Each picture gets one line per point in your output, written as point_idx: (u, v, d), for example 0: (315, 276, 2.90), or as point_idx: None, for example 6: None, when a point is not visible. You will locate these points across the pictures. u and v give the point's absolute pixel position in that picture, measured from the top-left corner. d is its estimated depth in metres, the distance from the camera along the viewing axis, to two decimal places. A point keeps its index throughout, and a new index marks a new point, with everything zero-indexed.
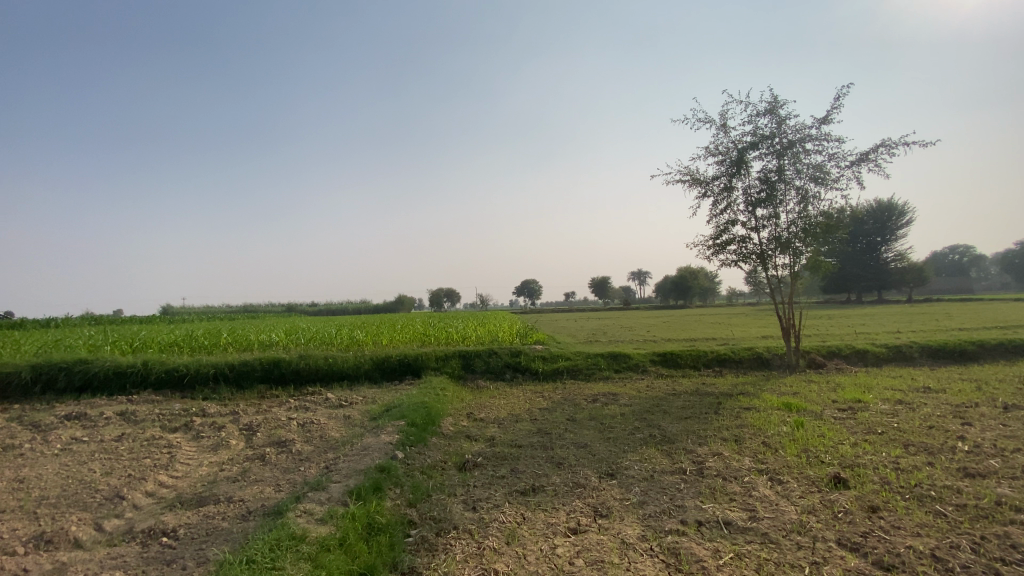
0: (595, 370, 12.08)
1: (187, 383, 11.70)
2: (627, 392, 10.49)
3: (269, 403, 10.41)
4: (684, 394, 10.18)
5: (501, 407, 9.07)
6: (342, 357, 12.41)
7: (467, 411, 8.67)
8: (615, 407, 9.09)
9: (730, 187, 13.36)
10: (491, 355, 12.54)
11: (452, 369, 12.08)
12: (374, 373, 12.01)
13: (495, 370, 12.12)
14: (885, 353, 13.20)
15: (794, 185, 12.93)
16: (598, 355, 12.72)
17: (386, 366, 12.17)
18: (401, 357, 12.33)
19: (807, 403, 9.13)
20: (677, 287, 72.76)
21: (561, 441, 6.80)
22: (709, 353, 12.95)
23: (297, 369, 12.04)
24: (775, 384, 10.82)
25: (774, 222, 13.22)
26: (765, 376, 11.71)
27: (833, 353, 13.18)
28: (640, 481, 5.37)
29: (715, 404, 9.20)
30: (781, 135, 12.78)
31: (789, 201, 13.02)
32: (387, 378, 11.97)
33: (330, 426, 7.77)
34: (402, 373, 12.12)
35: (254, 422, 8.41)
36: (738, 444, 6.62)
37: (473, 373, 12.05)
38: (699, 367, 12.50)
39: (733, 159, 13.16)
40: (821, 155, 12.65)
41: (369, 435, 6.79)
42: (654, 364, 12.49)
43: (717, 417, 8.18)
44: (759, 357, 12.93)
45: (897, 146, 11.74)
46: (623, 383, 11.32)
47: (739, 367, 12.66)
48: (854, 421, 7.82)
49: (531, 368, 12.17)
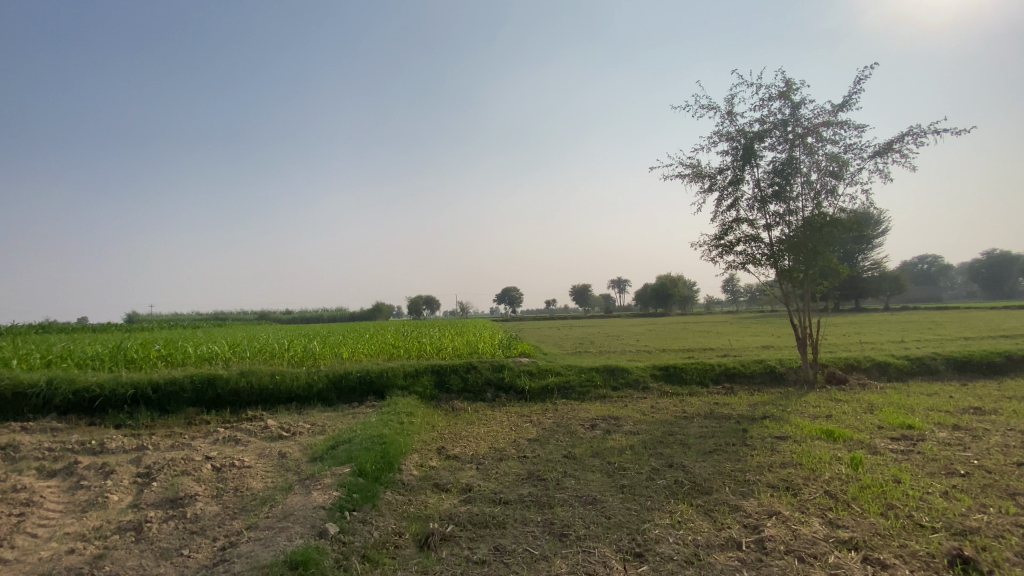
0: (590, 388, 10.40)
1: (100, 407, 9.60)
2: (629, 415, 8.81)
3: (193, 433, 8.42)
4: (699, 418, 8.59)
5: (482, 439, 7.31)
6: (292, 374, 10.46)
7: (438, 446, 6.89)
8: (621, 437, 7.40)
9: (737, 181, 11.92)
10: (469, 370, 10.75)
11: (424, 387, 10.26)
12: (329, 394, 10.12)
13: (474, 389, 10.34)
14: (907, 366, 11.87)
15: (808, 179, 11.41)
16: (593, 369, 11.07)
17: (346, 385, 10.28)
18: (362, 374, 10.42)
19: (848, 429, 7.63)
20: (659, 295, 72.10)
21: (562, 494, 5.08)
22: (717, 366, 11.42)
23: (237, 389, 10.06)
24: (799, 404, 9.31)
25: (786, 220, 11.77)
26: (783, 394, 10.23)
27: (851, 366, 11.80)
28: (685, 568, 3.70)
29: (740, 432, 7.61)
30: (795, 122, 11.23)
31: (802, 197, 11.50)
32: (345, 400, 10.08)
33: (255, 472, 5.90)
34: (363, 393, 10.23)
35: (159, 463, 6.46)
36: (795, 498, 5.00)
37: (448, 393, 10.24)
38: (707, 383, 10.94)
39: (742, 149, 11.75)
40: (840, 145, 11.21)
41: (298, 492, 4.95)
42: (656, 380, 10.90)
43: (749, 451, 6.59)
44: (772, 371, 11.46)
45: (925, 136, 10.49)
46: (624, 403, 9.66)
47: (751, 382, 11.15)
48: (920, 457, 6.29)
49: (516, 386, 10.43)
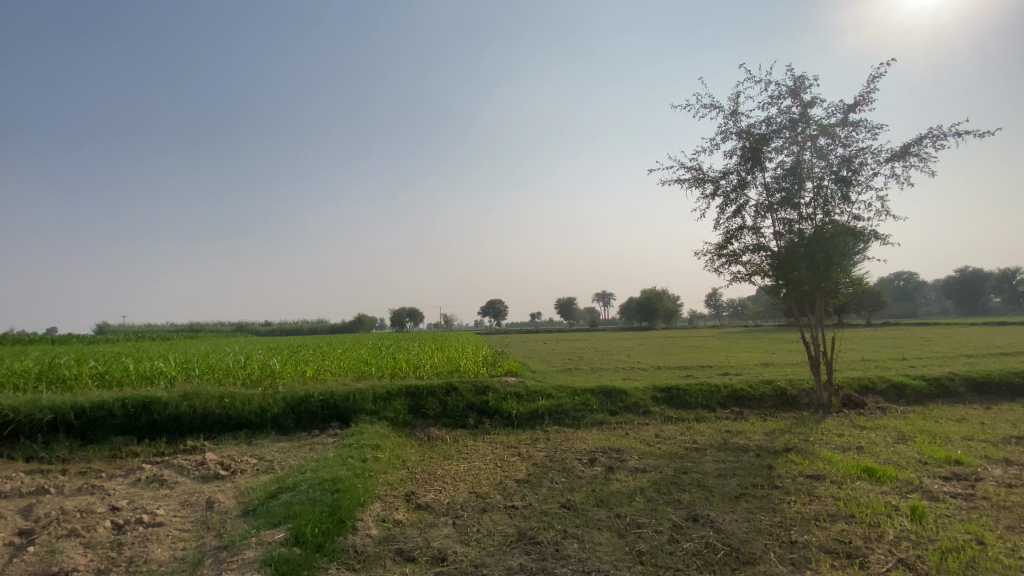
0: (585, 414, 9.20)
1: (8, 436, 8.06)
2: (632, 447, 7.64)
3: (112, 471, 6.99)
4: (713, 451, 7.44)
5: (461, 482, 6.06)
6: (243, 397, 9.08)
7: (407, 494, 5.61)
8: (626, 479, 6.21)
9: (742, 185, 11.04)
10: (449, 393, 9.48)
11: (395, 412, 8.94)
12: (286, 421, 8.77)
13: (453, 415, 9.09)
14: (926, 388, 10.96)
15: (820, 184, 10.54)
16: (587, 391, 9.90)
17: (305, 410, 8.93)
18: (325, 397, 9.07)
19: (888, 464, 6.58)
20: (644, 310, 71.69)
21: (564, 568, 3.87)
22: (722, 388, 10.34)
23: (177, 414, 8.63)
24: (821, 433, 8.25)
25: (795, 228, 10.87)
26: (798, 420, 9.18)
27: (866, 387, 10.82)
28: None
29: (764, 469, 6.49)
30: (805, 123, 10.40)
31: (813, 204, 10.61)
32: (304, 428, 8.73)
33: (166, 534, 4.56)
34: (324, 420, 8.89)
35: (46, 517, 5.07)
36: (864, 571, 3.87)
37: (424, 420, 8.95)
38: (713, 407, 9.84)
39: (748, 151, 10.88)
40: (853, 148, 10.33)
41: (208, 573, 3.64)
42: (657, 403, 9.79)
43: (783, 498, 5.46)
44: (783, 394, 10.42)
45: (945, 138, 9.71)
46: (623, 431, 8.49)
47: (761, 405, 10.11)
48: (988, 505, 5.24)
49: (501, 411, 9.20)
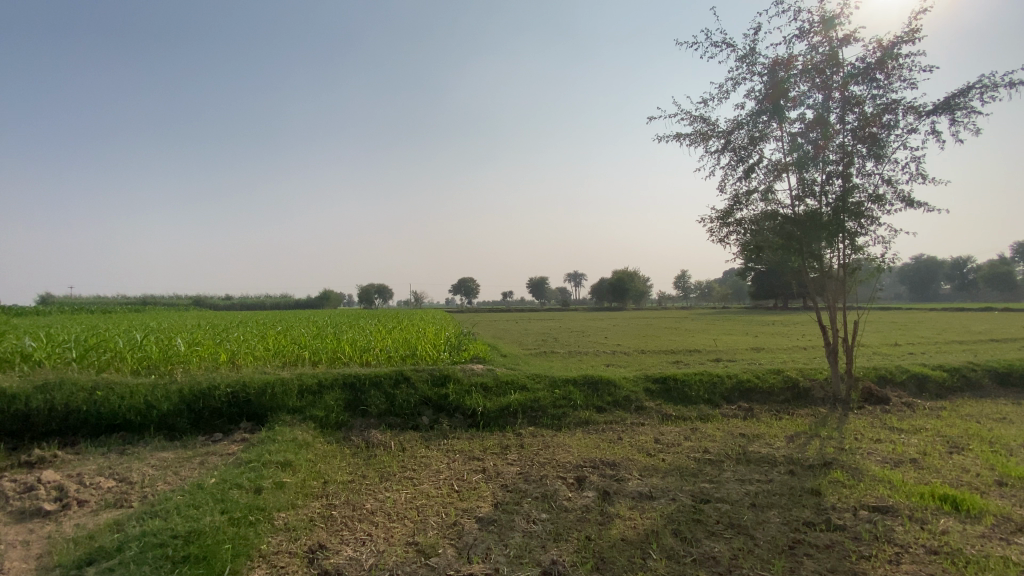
0: (566, 411, 7.42)
1: None
2: (630, 459, 5.92)
3: None
4: (732, 466, 5.80)
5: (396, 524, 4.19)
6: (124, 389, 6.91)
7: (310, 549, 3.72)
8: (632, 515, 4.47)
9: (754, 140, 9.34)
10: (398, 385, 7.54)
11: (326, 409, 6.97)
12: (178, 423, 6.69)
13: (401, 412, 7.17)
14: (947, 380, 9.73)
15: (844, 141, 8.93)
16: (569, 382, 8.13)
17: (206, 407, 6.85)
18: (234, 391, 7.00)
19: (963, 490, 5.08)
20: (616, 291, 70.92)
21: None
22: (726, 380, 8.75)
23: (27, 412, 6.41)
24: (856, 439, 6.76)
25: (812, 192, 9.18)
26: (819, 421, 7.69)
27: (884, 379, 9.48)
28: None
29: (810, 498, 4.86)
30: (834, 65, 8.71)
31: (833, 164, 9.00)
32: (202, 431, 6.67)
33: None
34: (229, 420, 6.82)
35: None
36: None
37: (363, 419, 7.01)
38: (717, 402, 8.23)
39: (764, 98, 9.15)
40: (888, 99, 8.70)
41: None
42: (652, 397, 8.12)
43: (859, 552, 3.83)
44: (795, 386, 8.91)
45: (996, 89, 8.19)
46: (615, 435, 6.77)
47: (771, 399, 8.59)
48: None
49: (463, 408, 7.33)
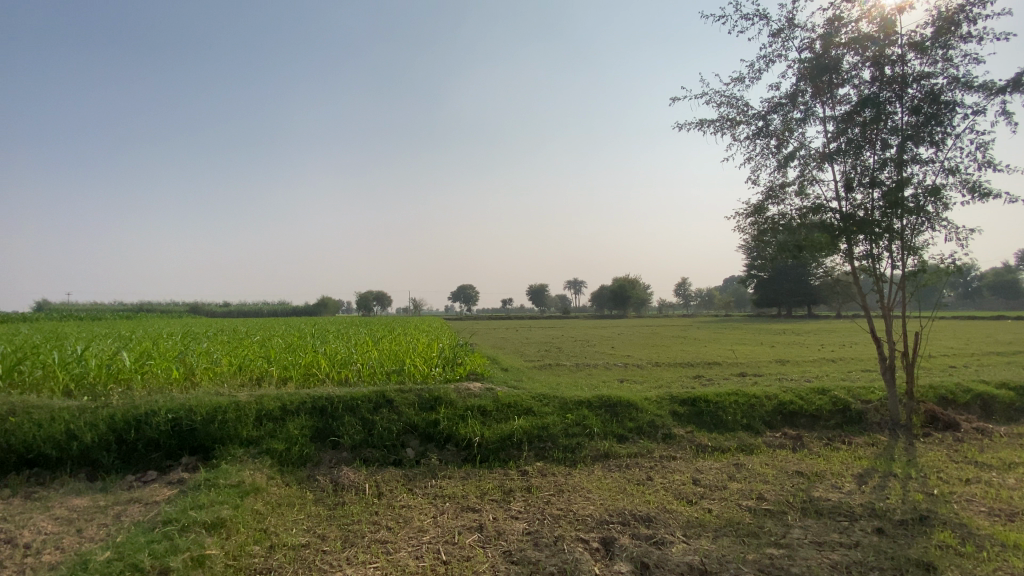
0: (581, 441, 6.12)
1: None
2: (667, 511, 4.64)
3: None
4: (799, 522, 4.52)
5: None
6: (39, 416, 5.62)
7: None
8: None
9: (791, 124, 8.16)
10: (377, 410, 6.27)
11: (288, 440, 5.68)
12: (103, 459, 5.41)
13: (379, 443, 5.88)
14: (1017, 401, 8.45)
15: (895, 124, 7.77)
16: (582, 405, 6.85)
17: (140, 439, 5.57)
18: (175, 417, 5.71)
19: None
20: (617, 297, 69.65)
21: None
22: (766, 402, 7.48)
23: None
24: (943, 483, 5.46)
25: (859, 183, 7.96)
26: (884, 454, 6.41)
27: (945, 400, 8.21)
28: None
29: None
30: (887, 37, 7.56)
31: (884, 150, 7.81)
32: (135, 469, 5.40)
33: None
34: (168, 455, 5.55)
35: None
36: None
37: (333, 453, 5.73)
38: (758, 429, 6.96)
39: (804, 76, 7.99)
40: (945, 78, 7.58)
41: None
42: (681, 423, 6.84)
43: None
44: (845, 409, 7.64)
45: None
46: (643, 475, 5.49)
47: (819, 425, 7.32)
48: None
49: (456, 438, 6.05)
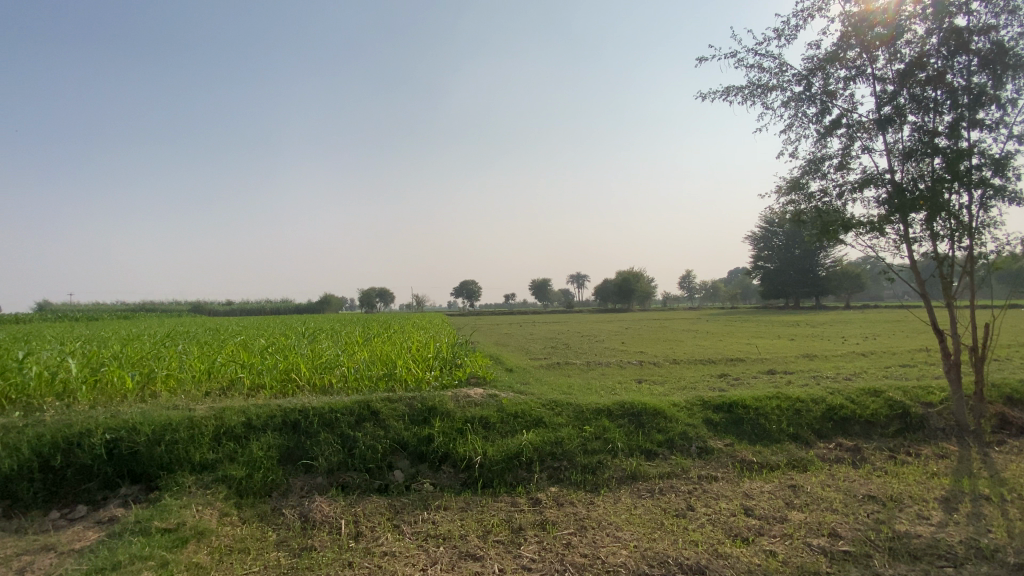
0: (602, 459, 5.13)
1: None
2: (719, 556, 3.64)
3: None
4: (891, 570, 3.51)
5: None
6: None
7: None
8: None
9: (835, 86, 7.09)
10: (360, 424, 5.29)
11: (249, 465, 4.71)
12: (24, 492, 4.46)
13: (361, 465, 4.90)
14: None
15: (958, 82, 6.68)
16: (601, 414, 5.85)
17: (70, 466, 4.62)
18: (115, 438, 4.76)
19: None
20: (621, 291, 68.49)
21: None
22: (813, 406, 6.46)
23: None
24: None
25: (916, 152, 6.87)
26: (962, 468, 5.39)
27: (1013, 400, 7.17)
28: None
29: None
30: None
31: (946, 113, 6.72)
32: (63, 504, 4.46)
33: None
34: (104, 486, 4.60)
35: None
36: None
37: (305, 478, 4.75)
38: (807, 439, 5.95)
39: (850, 31, 6.93)
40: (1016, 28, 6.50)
41: None
42: (718, 434, 5.83)
43: None
44: (902, 413, 6.61)
45: None
46: (681, 503, 4.49)
47: (875, 432, 6.30)
48: None
49: (453, 457, 5.06)
